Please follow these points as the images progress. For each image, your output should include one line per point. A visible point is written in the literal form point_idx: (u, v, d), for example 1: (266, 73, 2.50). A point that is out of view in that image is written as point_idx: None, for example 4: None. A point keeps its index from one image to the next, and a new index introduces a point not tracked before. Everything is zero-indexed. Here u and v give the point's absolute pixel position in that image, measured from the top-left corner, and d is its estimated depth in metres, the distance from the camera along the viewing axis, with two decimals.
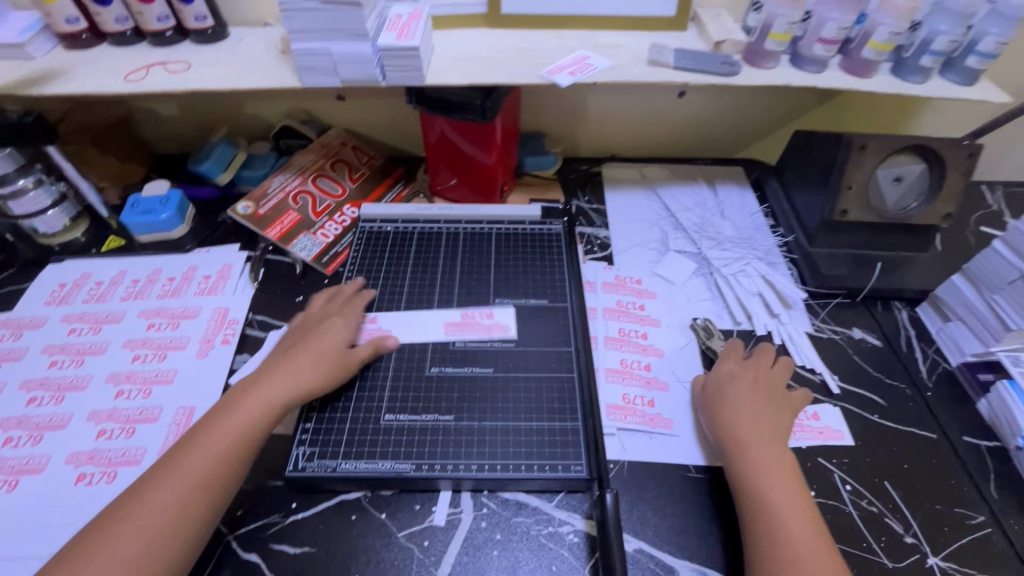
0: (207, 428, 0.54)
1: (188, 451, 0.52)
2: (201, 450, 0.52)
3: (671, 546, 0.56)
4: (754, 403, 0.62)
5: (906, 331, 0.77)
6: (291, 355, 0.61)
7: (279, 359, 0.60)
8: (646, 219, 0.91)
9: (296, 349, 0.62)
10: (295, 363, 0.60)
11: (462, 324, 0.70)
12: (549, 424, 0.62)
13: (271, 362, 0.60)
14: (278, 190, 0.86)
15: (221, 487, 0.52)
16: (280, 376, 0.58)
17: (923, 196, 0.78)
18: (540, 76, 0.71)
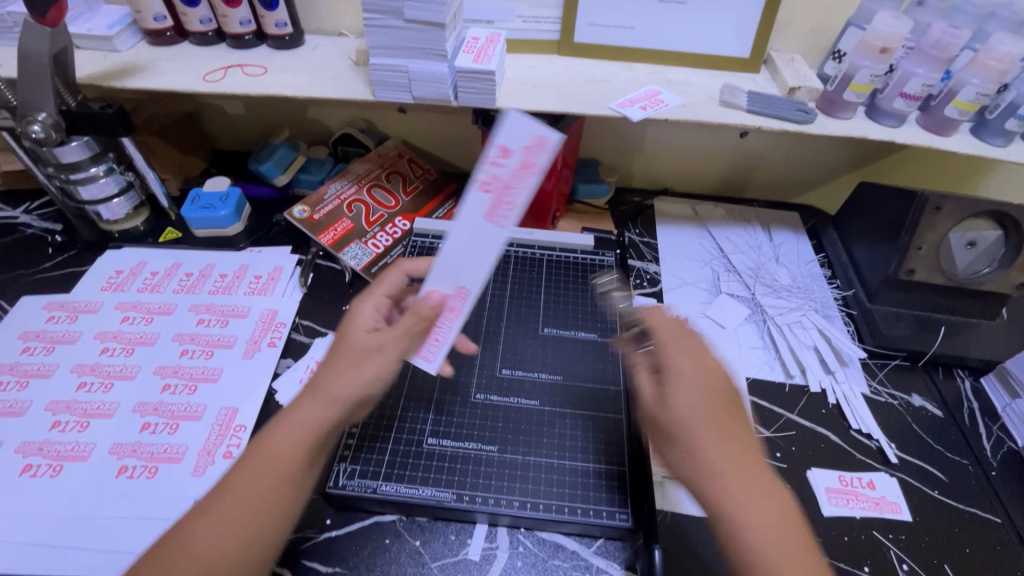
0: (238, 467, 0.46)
1: (223, 498, 0.44)
2: (235, 497, 0.44)
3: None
4: (698, 425, 0.47)
5: (969, 403, 0.73)
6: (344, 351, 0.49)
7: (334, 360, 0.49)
8: (698, 258, 0.89)
9: (332, 355, 0.50)
10: (327, 379, 0.48)
11: (498, 203, 0.49)
12: (594, 465, 0.60)
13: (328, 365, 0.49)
14: (334, 196, 0.86)
15: (267, 534, 0.44)
16: (316, 401, 0.47)
17: (997, 261, 0.75)
18: (609, 108, 0.71)
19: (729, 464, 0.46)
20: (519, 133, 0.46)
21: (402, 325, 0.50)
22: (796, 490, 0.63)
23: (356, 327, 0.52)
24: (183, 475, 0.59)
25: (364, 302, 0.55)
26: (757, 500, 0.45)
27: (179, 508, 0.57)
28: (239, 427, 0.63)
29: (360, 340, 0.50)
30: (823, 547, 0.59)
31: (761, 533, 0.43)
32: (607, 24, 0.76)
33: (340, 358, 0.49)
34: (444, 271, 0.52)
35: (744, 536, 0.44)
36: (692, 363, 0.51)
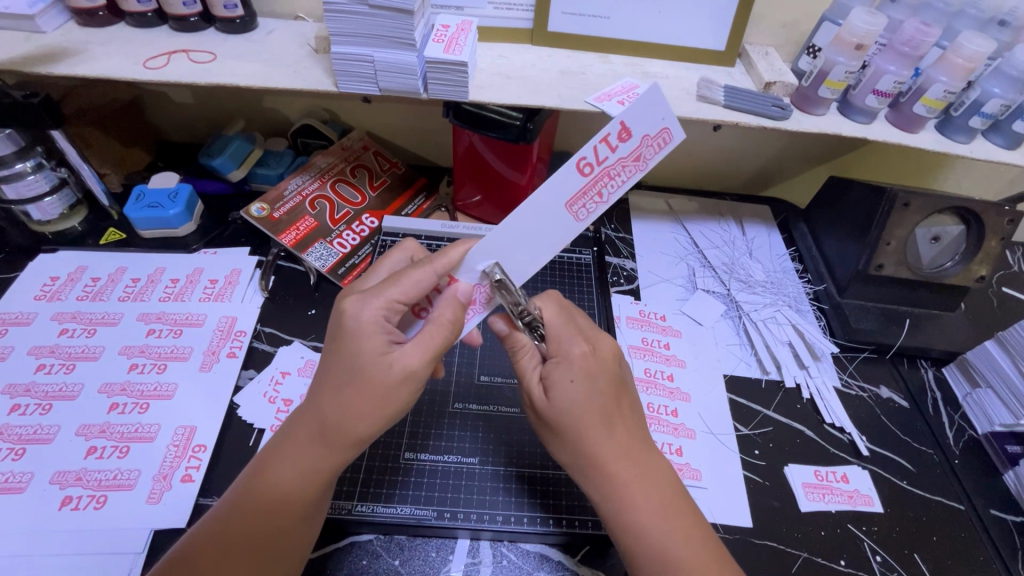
0: (259, 509, 0.45)
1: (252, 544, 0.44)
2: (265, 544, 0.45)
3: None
4: (585, 416, 0.47)
5: (932, 393, 0.76)
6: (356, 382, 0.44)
7: (351, 391, 0.44)
8: (673, 253, 0.88)
9: (340, 383, 0.44)
10: (342, 411, 0.44)
11: (591, 188, 0.49)
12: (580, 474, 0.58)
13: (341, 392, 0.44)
14: (295, 193, 0.81)
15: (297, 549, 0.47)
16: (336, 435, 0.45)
17: (959, 256, 0.78)
18: (586, 102, 0.68)
19: (611, 454, 0.48)
20: (647, 122, 0.47)
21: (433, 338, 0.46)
22: (775, 487, 0.63)
23: (368, 348, 0.44)
24: (137, 503, 0.54)
25: (369, 309, 0.45)
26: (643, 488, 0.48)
27: (134, 540, 0.52)
28: (198, 447, 0.58)
29: (379, 370, 0.44)
30: (801, 543, 0.59)
31: (645, 518, 0.47)
32: (582, 13, 0.74)
33: (353, 395, 0.44)
34: (479, 262, 0.50)
35: (635, 524, 0.47)
36: (581, 346, 0.49)
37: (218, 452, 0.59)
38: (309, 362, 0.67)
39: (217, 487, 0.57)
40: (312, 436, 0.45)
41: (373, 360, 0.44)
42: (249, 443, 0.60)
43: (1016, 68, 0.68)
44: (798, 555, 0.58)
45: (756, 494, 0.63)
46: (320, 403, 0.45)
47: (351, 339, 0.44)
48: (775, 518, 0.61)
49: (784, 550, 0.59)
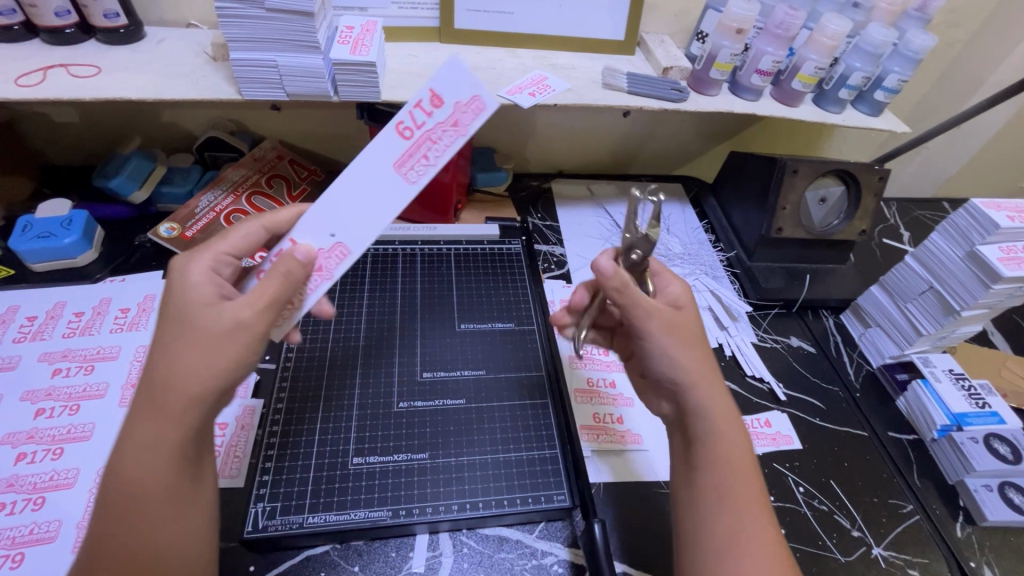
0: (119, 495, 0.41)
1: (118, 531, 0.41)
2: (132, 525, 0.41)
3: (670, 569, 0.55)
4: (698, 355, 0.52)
5: (834, 337, 0.85)
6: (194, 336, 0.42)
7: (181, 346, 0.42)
8: (598, 235, 0.93)
9: (167, 335, 0.42)
10: (173, 370, 0.41)
11: (415, 150, 0.46)
12: (527, 453, 0.60)
13: (174, 351, 0.42)
14: (207, 209, 0.78)
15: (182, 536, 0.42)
16: (169, 394, 0.41)
17: (844, 214, 0.87)
18: (499, 96, 0.70)
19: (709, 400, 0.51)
20: (458, 88, 0.44)
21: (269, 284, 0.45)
22: None
23: (199, 302, 0.44)
24: (61, 555, 0.50)
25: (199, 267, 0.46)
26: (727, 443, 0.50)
27: None
28: None
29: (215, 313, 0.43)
30: None
31: (731, 453, 0.50)
32: (486, 9, 0.76)
33: (182, 350, 0.42)
34: (321, 221, 0.48)
35: (724, 459, 0.49)
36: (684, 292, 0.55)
37: None
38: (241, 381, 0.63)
39: None
40: (145, 409, 0.42)
41: (202, 312, 0.43)
42: None
43: (870, 44, 0.77)
44: None
45: None
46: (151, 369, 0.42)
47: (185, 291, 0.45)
48: None
49: None
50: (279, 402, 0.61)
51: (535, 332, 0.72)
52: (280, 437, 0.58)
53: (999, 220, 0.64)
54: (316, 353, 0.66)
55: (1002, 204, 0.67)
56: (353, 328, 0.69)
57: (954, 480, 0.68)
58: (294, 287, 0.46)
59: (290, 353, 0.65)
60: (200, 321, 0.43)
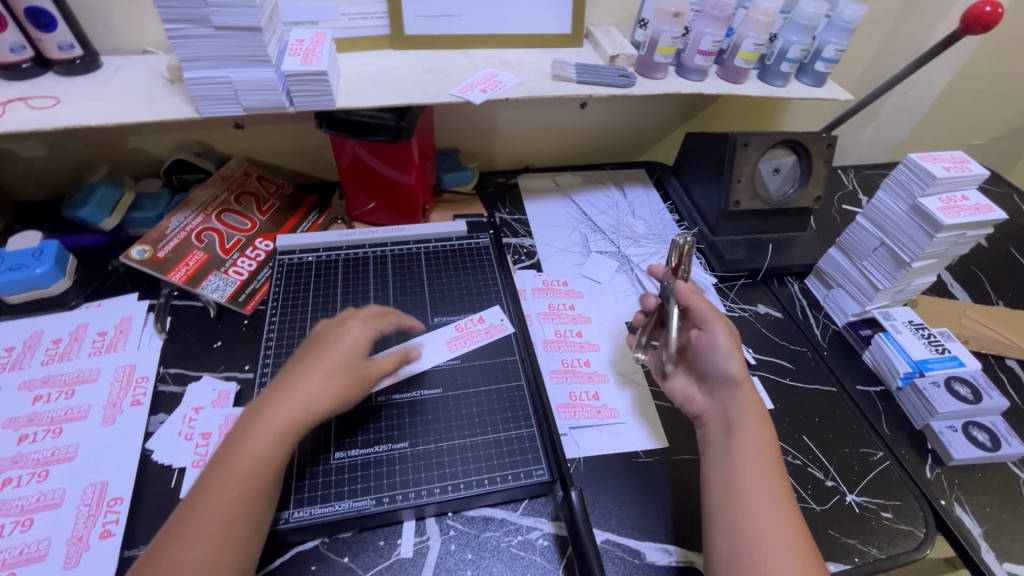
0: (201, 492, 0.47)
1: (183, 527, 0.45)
2: (200, 521, 0.46)
3: (653, 536, 0.59)
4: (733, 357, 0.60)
5: (800, 301, 0.88)
6: (342, 356, 0.56)
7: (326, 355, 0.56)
8: (566, 224, 0.95)
9: (302, 367, 0.55)
10: (309, 374, 0.54)
11: (460, 336, 0.70)
12: (505, 434, 0.62)
13: (320, 360, 0.56)
14: (178, 230, 0.79)
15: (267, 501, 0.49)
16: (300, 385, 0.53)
17: (797, 183, 0.90)
18: (452, 94, 0.72)
19: (758, 433, 0.55)
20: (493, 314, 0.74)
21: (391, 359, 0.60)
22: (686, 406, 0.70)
23: (342, 336, 0.58)
24: (52, 571, 0.51)
25: (353, 329, 0.59)
26: (772, 471, 0.53)
27: None
28: (115, 499, 0.56)
29: (353, 360, 0.57)
30: None
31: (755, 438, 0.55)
32: (434, 14, 0.78)
33: (321, 360, 0.55)
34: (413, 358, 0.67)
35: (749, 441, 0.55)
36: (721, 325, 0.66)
37: (137, 502, 0.57)
38: (222, 393, 0.66)
39: (141, 536, 0.54)
40: (282, 392, 0.53)
41: (349, 342, 0.58)
42: (170, 485, 0.58)
43: (804, 17, 0.81)
44: None
45: (672, 419, 0.69)
46: (275, 385, 0.54)
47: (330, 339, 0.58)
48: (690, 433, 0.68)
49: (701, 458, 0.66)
50: None
51: (506, 319, 0.73)
52: None
53: (936, 172, 0.67)
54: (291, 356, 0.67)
55: (938, 157, 0.71)
56: None
57: (921, 424, 0.71)
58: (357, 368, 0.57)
59: (267, 361, 0.67)
60: (342, 347, 0.57)
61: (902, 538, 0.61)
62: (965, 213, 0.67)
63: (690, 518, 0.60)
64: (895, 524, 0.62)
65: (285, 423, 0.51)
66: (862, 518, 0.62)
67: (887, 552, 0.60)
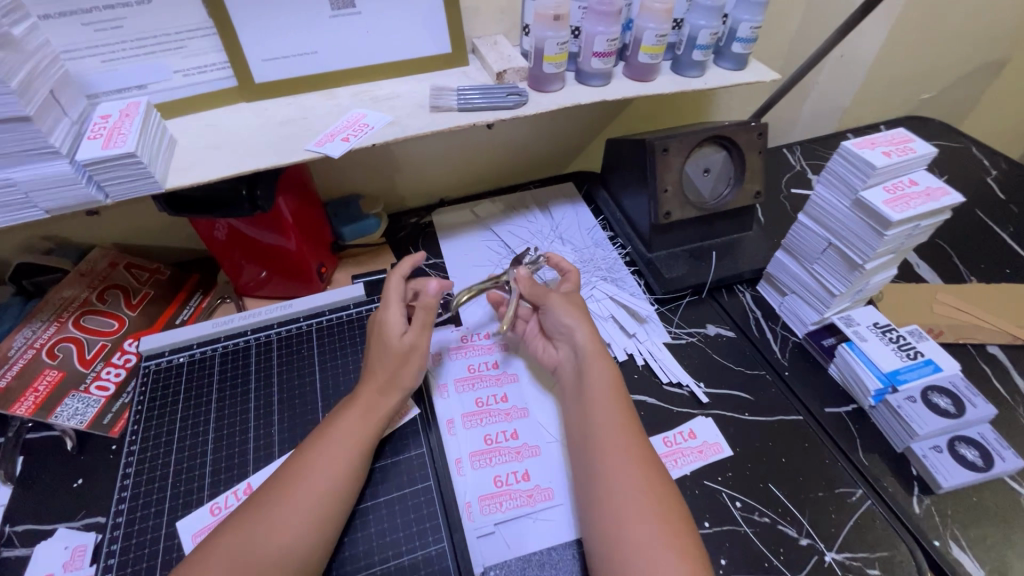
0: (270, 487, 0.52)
1: (260, 510, 0.50)
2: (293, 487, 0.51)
3: None
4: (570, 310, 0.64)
5: (754, 313, 0.78)
6: (388, 366, 0.60)
7: (382, 356, 0.61)
8: (486, 262, 0.85)
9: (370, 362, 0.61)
10: (375, 380, 0.60)
11: None
12: (410, 557, 0.53)
13: (385, 368, 0.60)
14: (23, 348, 0.67)
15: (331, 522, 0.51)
16: (364, 396, 0.59)
17: (732, 181, 0.81)
18: (307, 149, 0.62)
19: (603, 393, 0.57)
20: None
21: (420, 321, 0.62)
22: None
23: (388, 333, 0.62)
24: None
25: (388, 312, 0.63)
26: (620, 433, 0.54)
27: None
28: None
29: (395, 351, 0.60)
30: None
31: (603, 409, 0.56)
32: (284, 54, 0.67)
33: (384, 364, 0.61)
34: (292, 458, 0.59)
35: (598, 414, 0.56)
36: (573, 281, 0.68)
37: None
38: (77, 549, 0.55)
39: None
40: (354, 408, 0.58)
41: (386, 341, 0.61)
42: None
43: None
44: None
45: None
46: (338, 407, 0.59)
47: (377, 333, 0.63)
48: None
49: None
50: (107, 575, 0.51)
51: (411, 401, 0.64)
52: None
53: (875, 160, 0.58)
54: (152, 492, 0.56)
55: (876, 141, 0.61)
56: (199, 453, 0.59)
57: (902, 448, 0.62)
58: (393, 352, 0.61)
59: (122, 505, 0.56)
60: (381, 353, 0.61)
61: None
62: (915, 202, 0.58)
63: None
64: None
65: (347, 449, 0.55)
66: None
67: None
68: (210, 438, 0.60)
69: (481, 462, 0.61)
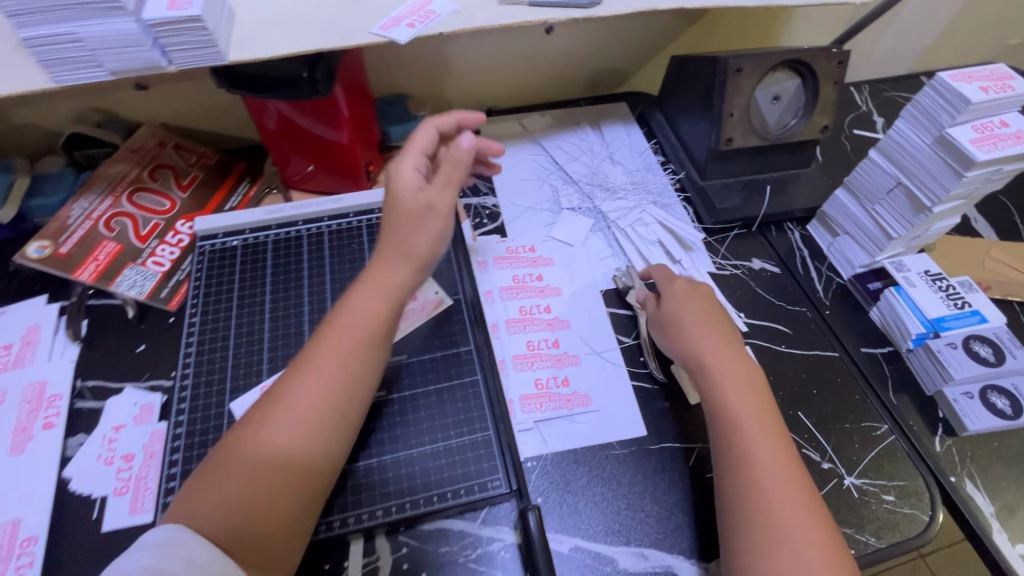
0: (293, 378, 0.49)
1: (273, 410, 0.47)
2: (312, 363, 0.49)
3: (626, 538, 0.53)
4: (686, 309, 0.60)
5: (801, 252, 0.77)
6: (405, 237, 0.55)
7: (399, 216, 0.55)
8: (533, 176, 0.83)
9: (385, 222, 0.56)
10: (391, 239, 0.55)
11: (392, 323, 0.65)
12: (457, 440, 0.57)
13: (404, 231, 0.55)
14: (81, 218, 0.68)
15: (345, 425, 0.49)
16: (393, 256, 0.54)
17: (800, 111, 0.77)
18: (373, 33, 0.59)
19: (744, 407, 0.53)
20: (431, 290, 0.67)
21: (442, 177, 0.58)
22: (665, 388, 0.63)
23: (403, 185, 0.56)
24: None
25: (404, 161, 0.58)
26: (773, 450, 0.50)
27: None
28: (28, 540, 0.51)
29: (408, 205, 0.55)
30: (696, 436, 0.60)
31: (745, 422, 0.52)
32: None
33: (400, 225, 0.55)
34: None
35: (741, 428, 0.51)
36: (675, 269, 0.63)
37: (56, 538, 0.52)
38: (145, 406, 0.59)
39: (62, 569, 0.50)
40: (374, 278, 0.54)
41: (404, 190, 0.56)
42: (92, 518, 0.53)
43: None
44: (693, 449, 0.59)
45: (648, 402, 0.62)
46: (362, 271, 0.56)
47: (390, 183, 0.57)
48: (670, 418, 0.61)
49: (680, 448, 0.59)
50: (178, 429, 0.55)
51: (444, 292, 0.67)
52: (180, 479, 0.53)
53: (971, 95, 0.55)
54: (214, 363, 0.60)
55: (973, 75, 0.57)
56: (259, 330, 0.62)
57: (932, 391, 0.63)
58: (408, 199, 0.55)
59: (188, 370, 0.59)
60: (395, 217, 0.55)
61: (906, 524, 0.56)
62: (1003, 143, 0.55)
63: (696, 511, 0.55)
64: (898, 509, 0.56)
65: (357, 324, 0.51)
66: (861, 504, 0.57)
67: (887, 542, 0.55)
68: (267, 318, 0.63)
69: (525, 365, 0.63)
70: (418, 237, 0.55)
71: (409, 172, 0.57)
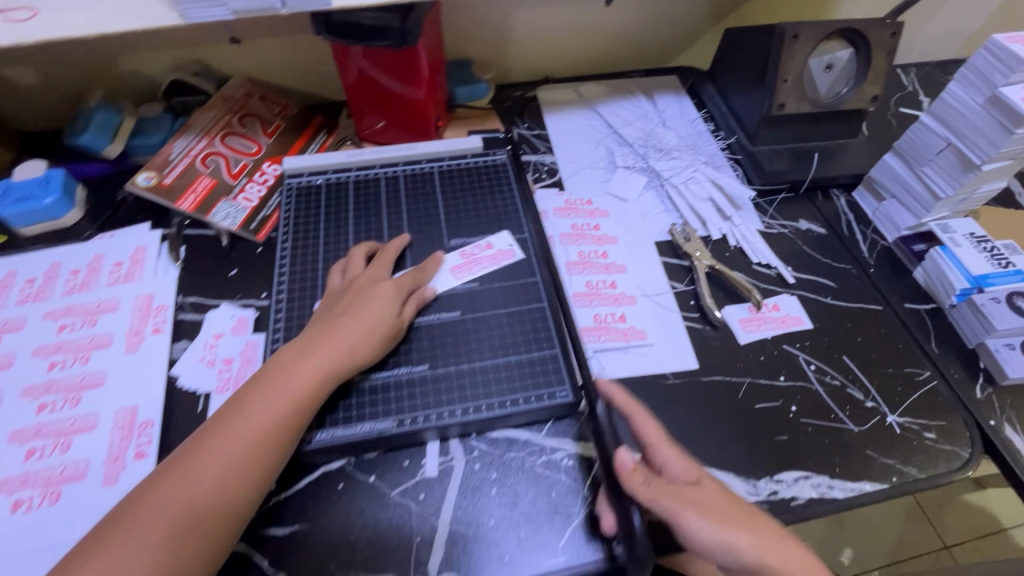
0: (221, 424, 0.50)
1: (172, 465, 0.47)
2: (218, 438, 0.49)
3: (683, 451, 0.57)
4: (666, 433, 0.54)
5: (847, 216, 0.80)
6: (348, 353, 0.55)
7: (341, 330, 0.56)
8: (589, 138, 0.88)
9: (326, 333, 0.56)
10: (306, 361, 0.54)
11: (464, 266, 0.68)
12: (526, 355, 0.61)
13: (336, 347, 0.55)
14: (182, 155, 0.75)
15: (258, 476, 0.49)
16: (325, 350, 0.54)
17: (852, 81, 0.80)
18: None
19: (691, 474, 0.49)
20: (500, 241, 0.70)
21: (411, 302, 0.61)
22: (715, 329, 0.67)
23: (368, 297, 0.59)
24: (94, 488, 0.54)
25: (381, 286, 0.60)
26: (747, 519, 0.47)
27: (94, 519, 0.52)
28: (145, 423, 0.58)
29: (378, 323, 0.58)
30: (744, 371, 0.64)
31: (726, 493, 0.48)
32: None
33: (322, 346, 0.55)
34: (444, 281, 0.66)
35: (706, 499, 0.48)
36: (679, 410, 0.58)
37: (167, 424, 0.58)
38: (240, 319, 0.65)
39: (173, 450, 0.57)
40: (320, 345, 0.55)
41: (373, 308, 0.58)
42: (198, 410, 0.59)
43: None
44: (743, 382, 0.63)
45: (700, 340, 0.66)
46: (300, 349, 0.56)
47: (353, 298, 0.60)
48: (720, 355, 0.65)
49: (731, 381, 0.63)
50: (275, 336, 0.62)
51: (514, 246, 0.69)
52: None
53: None
54: (305, 283, 0.66)
55: None
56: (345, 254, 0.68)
57: (974, 343, 0.66)
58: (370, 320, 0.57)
59: (282, 287, 0.66)
60: (347, 329, 0.56)
61: (945, 459, 0.59)
62: None
63: (747, 431, 0.59)
64: (937, 445, 0.60)
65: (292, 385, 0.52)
66: (902, 439, 0.60)
67: (927, 473, 0.58)
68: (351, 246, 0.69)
69: (584, 301, 0.68)
70: (377, 295, 0.59)
71: (392, 310, 0.60)
